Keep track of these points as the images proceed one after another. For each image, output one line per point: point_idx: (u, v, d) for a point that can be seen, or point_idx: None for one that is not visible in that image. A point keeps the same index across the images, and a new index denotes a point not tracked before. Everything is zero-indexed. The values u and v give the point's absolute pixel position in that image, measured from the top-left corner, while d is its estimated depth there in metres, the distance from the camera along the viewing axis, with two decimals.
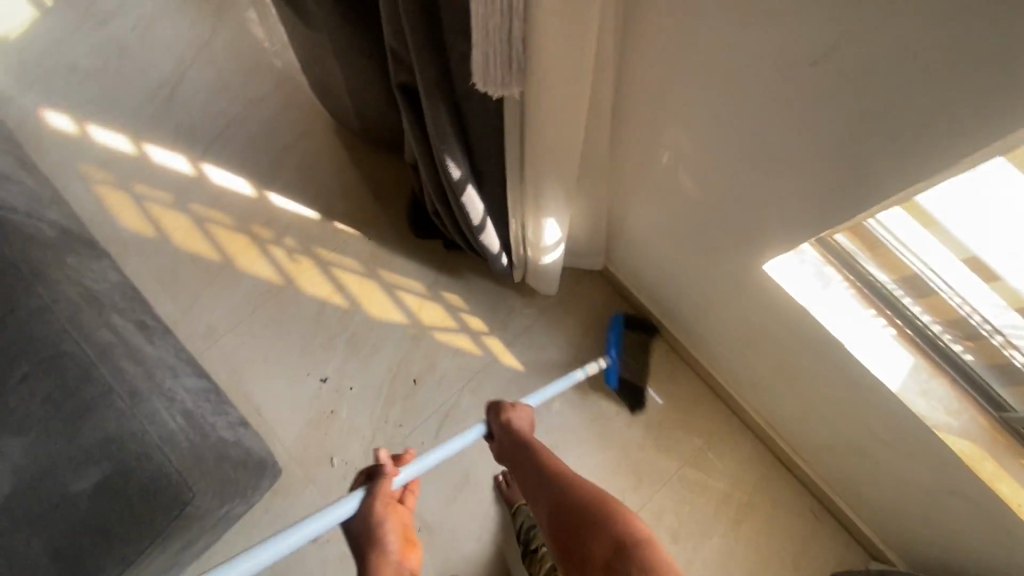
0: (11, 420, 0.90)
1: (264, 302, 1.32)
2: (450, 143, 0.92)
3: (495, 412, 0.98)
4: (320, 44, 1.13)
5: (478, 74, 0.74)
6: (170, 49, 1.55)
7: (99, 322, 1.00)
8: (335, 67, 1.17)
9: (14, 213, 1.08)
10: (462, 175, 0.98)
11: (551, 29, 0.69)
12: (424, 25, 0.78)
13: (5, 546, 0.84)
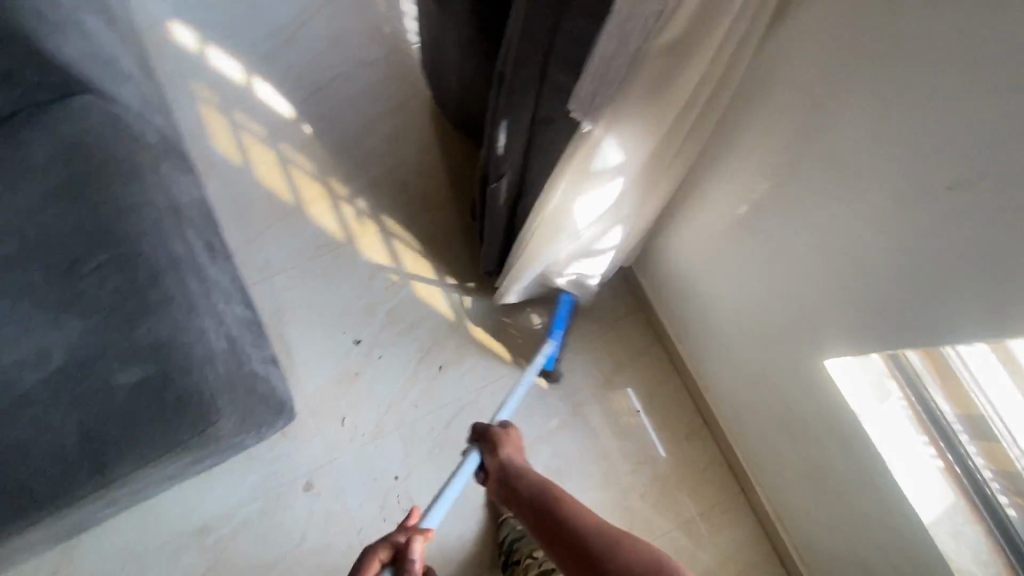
0: (77, 301, 0.95)
1: (322, 253, 1.36)
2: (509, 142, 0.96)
3: (488, 450, 1.01)
4: (443, 27, 1.13)
5: (578, 105, 0.80)
6: None
7: (177, 233, 1.05)
8: (451, 52, 1.17)
9: (129, 112, 1.15)
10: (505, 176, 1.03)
11: (656, 72, 0.76)
12: (538, 46, 0.80)
13: (42, 414, 0.89)
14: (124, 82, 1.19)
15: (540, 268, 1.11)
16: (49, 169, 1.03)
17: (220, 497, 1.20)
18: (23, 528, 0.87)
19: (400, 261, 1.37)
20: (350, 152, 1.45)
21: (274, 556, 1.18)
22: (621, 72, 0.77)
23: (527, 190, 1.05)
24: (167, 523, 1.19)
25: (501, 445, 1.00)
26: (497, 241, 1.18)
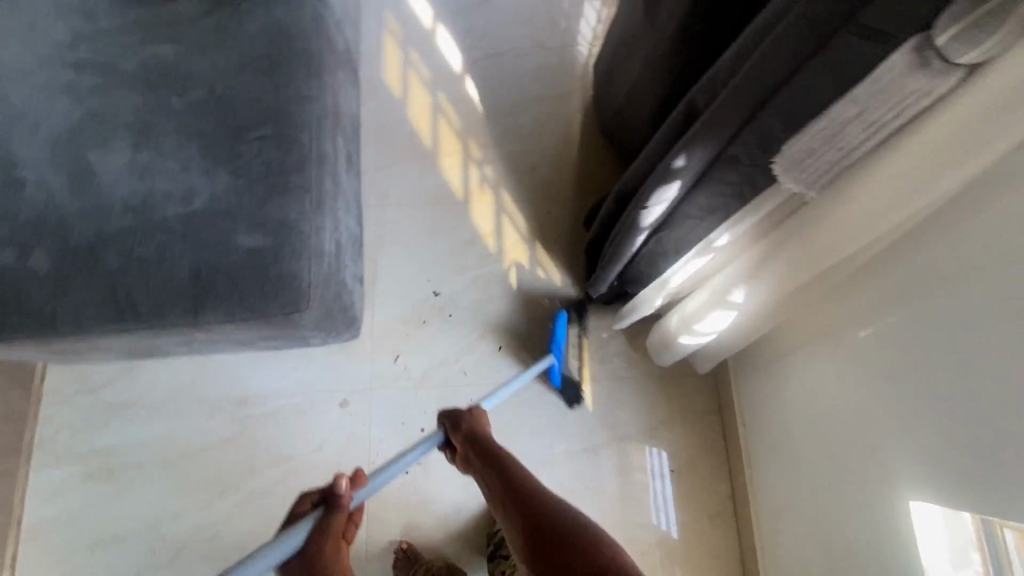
0: (232, 159, 1.04)
1: (438, 202, 1.42)
2: (668, 189, 0.87)
3: (452, 423, 0.86)
4: (638, 34, 1.08)
5: (782, 163, 0.71)
6: None
7: (330, 134, 1.13)
8: (635, 61, 1.11)
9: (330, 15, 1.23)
10: (649, 217, 0.94)
11: (891, 168, 0.63)
12: (754, 95, 0.69)
13: (170, 241, 0.98)
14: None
15: (677, 328, 1.07)
16: (251, 40, 1.13)
17: (267, 378, 1.28)
18: (117, 331, 0.97)
19: (503, 238, 1.40)
20: (497, 121, 1.49)
21: (291, 450, 1.25)
22: (852, 148, 0.65)
23: (666, 229, 0.97)
24: (216, 381, 1.28)
25: (461, 422, 0.86)
26: (608, 273, 1.11)
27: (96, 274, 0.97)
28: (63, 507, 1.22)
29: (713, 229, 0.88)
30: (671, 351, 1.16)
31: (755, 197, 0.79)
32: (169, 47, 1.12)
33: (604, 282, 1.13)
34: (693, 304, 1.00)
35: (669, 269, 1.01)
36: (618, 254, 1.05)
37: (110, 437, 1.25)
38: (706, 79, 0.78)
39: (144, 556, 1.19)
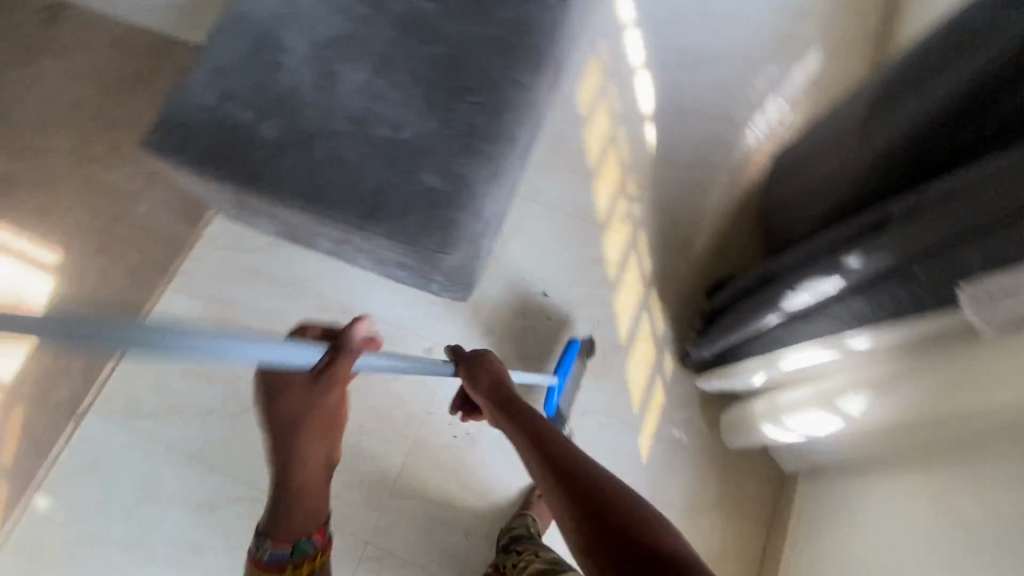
0: (446, 110, 1.17)
1: (579, 218, 1.50)
2: (826, 284, 0.88)
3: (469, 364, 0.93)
4: (849, 133, 1.07)
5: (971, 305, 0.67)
6: (735, 27, 1.69)
7: (529, 125, 1.22)
8: (835, 159, 1.11)
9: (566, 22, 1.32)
10: (793, 302, 0.96)
11: None
12: (959, 231, 0.68)
13: (370, 156, 1.13)
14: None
15: (767, 416, 1.13)
16: (497, 17, 1.23)
17: (376, 302, 1.43)
18: (300, 208, 1.12)
19: (624, 273, 1.46)
20: (661, 169, 1.56)
21: None
22: None
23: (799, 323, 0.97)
24: (335, 286, 1.43)
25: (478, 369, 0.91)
26: (727, 335, 1.14)
27: (304, 157, 1.14)
28: (177, 331, 1.40)
29: (851, 329, 0.88)
30: (746, 434, 1.22)
31: (916, 317, 0.78)
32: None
33: (719, 343, 1.17)
34: (797, 400, 1.05)
35: (781, 357, 1.04)
36: (746, 322, 1.08)
37: (235, 291, 1.43)
38: (915, 195, 0.76)
39: (219, 399, 1.35)
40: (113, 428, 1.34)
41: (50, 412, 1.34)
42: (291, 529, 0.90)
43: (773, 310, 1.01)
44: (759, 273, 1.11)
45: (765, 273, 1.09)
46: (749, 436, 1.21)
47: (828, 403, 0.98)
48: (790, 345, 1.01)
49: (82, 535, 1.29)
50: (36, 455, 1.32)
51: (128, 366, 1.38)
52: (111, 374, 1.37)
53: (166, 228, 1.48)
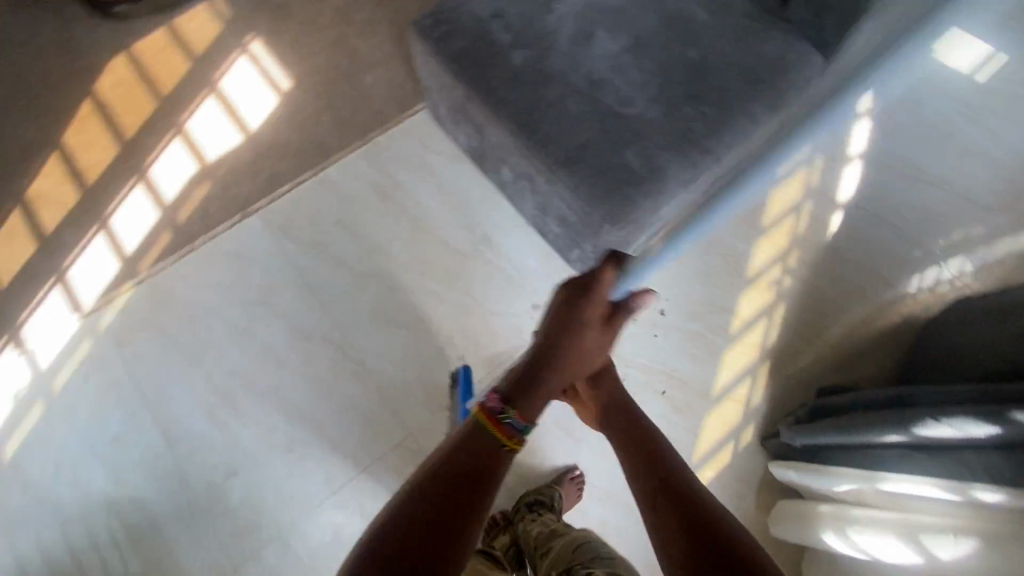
0: (675, 107, 1.20)
1: (728, 265, 1.50)
2: (991, 424, 0.87)
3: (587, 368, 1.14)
4: None
5: None
6: (973, 164, 1.59)
7: (737, 154, 1.24)
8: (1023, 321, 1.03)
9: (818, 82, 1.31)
10: (935, 429, 0.93)
11: None
12: None
13: (588, 115, 1.19)
14: (839, 71, 1.36)
15: (838, 523, 1.07)
16: (759, 51, 1.26)
17: (515, 244, 1.51)
18: (511, 132, 1.21)
19: (745, 333, 1.45)
20: (829, 261, 1.52)
21: (481, 301, 1.46)
22: None
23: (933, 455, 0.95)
24: (488, 214, 1.54)
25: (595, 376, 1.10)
26: (830, 436, 1.09)
27: (534, 91, 1.22)
28: (348, 187, 1.56)
29: (992, 484, 0.86)
30: (803, 532, 1.17)
31: None
32: (705, 7, 1.30)
33: (819, 439, 1.12)
34: (881, 525, 1.00)
35: (886, 479, 0.99)
36: (859, 431, 1.04)
37: (408, 179, 1.57)
38: None
39: (354, 257, 1.49)
40: (265, 236, 1.50)
41: (229, 202, 1.54)
42: (522, 401, 0.95)
43: (905, 430, 0.97)
44: (893, 394, 1.08)
45: (905, 395, 1.06)
46: (804, 533, 1.16)
47: (917, 539, 0.94)
48: (906, 470, 0.98)
49: (198, 306, 1.43)
50: (201, 228, 1.51)
51: (299, 194, 1.55)
52: (286, 195, 1.55)
53: (380, 102, 1.64)
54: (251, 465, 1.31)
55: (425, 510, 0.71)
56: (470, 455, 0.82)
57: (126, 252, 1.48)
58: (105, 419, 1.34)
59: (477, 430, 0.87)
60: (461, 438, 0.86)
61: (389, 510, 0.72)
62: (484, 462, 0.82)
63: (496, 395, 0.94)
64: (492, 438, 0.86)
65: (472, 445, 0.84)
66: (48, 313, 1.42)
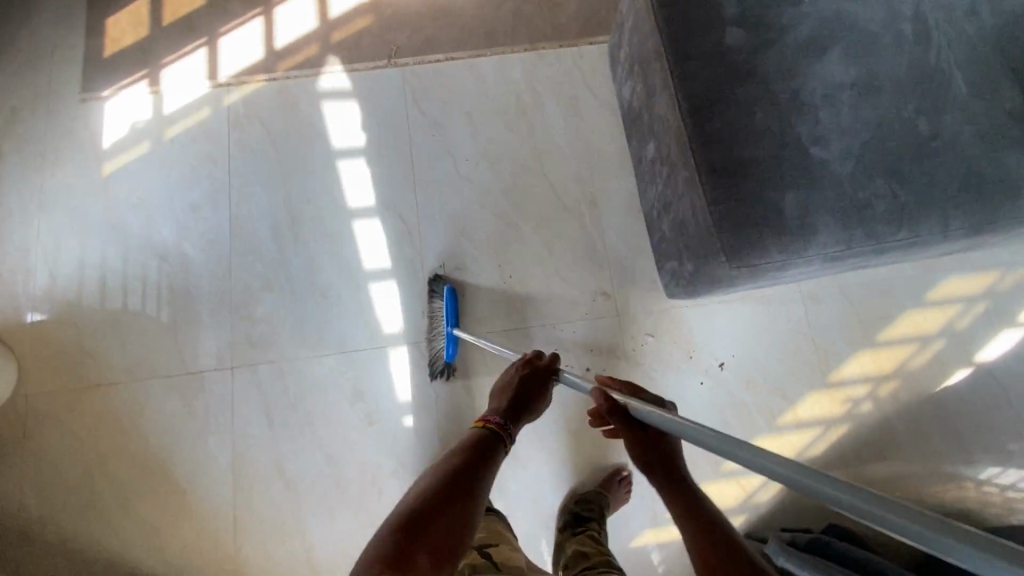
0: (868, 172, 1.03)
1: (814, 356, 1.35)
2: None
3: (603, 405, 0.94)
4: None
5: None
6: None
7: (901, 253, 1.07)
8: None
9: None
10: None
11: None
12: None
13: (769, 133, 1.04)
14: None
15: None
16: (999, 161, 1.04)
17: (617, 224, 1.42)
18: (680, 110, 1.08)
19: (791, 432, 1.32)
20: (924, 410, 1.33)
21: (556, 258, 1.40)
22: None
23: None
24: (608, 181, 1.45)
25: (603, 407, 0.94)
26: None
27: (729, 79, 1.07)
28: (494, 85, 1.50)
29: None
30: None
31: None
32: (968, 81, 1.08)
33: (803, 571, 1.02)
34: None
35: None
36: None
37: (552, 107, 1.49)
38: None
39: (465, 155, 1.45)
40: (397, 93, 1.48)
41: (381, 45, 1.50)
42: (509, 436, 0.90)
43: None
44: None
45: None
46: None
47: None
48: None
49: (310, 127, 1.45)
50: (346, 57, 1.50)
51: (446, 69, 1.50)
52: (434, 63, 1.50)
53: (566, 18, 1.53)
54: (286, 289, 1.35)
55: (443, 491, 0.71)
56: (470, 449, 0.82)
57: (275, 47, 1.50)
58: (192, 185, 1.42)
59: (483, 434, 0.86)
60: (464, 442, 0.84)
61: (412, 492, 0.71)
62: (483, 456, 0.81)
63: (496, 416, 0.93)
64: (497, 442, 0.86)
65: (476, 444, 0.83)
66: (188, 67, 1.48)
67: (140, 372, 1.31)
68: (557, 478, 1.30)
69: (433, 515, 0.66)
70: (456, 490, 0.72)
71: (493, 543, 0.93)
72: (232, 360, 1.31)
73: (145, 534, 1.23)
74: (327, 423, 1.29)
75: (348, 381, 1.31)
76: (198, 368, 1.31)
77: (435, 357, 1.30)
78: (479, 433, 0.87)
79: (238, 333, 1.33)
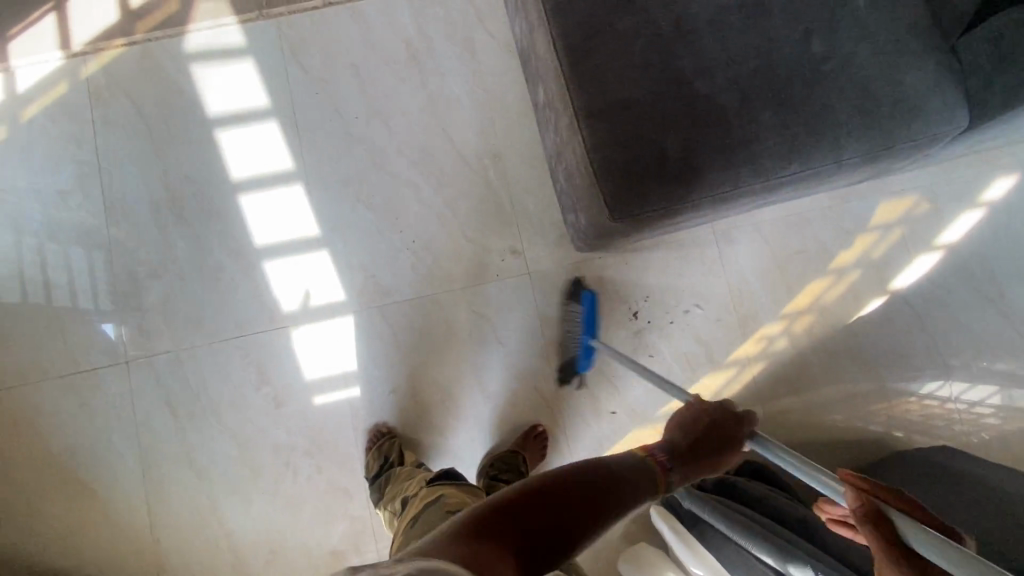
0: (754, 103, 0.95)
1: (731, 296, 1.32)
2: None
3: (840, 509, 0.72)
4: None
5: None
6: None
7: (796, 185, 1.01)
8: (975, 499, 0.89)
9: (943, 142, 1.04)
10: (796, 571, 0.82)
11: None
12: None
13: (648, 67, 0.96)
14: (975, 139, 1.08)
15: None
16: (895, 79, 0.98)
17: (523, 176, 1.34)
18: (556, 48, 0.97)
19: (708, 374, 1.31)
20: (840, 341, 1.33)
21: (460, 216, 1.33)
22: None
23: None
24: (511, 130, 1.35)
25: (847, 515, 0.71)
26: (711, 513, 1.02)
27: (605, 6, 0.97)
28: (380, 31, 1.36)
29: None
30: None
31: None
32: None
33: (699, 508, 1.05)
34: None
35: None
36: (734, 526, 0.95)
37: (446, 51, 1.37)
38: None
39: (354, 114, 1.34)
40: (273, 49, 1.34)
41: None
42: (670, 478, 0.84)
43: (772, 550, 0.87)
44: None
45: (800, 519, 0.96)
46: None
47: None
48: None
49: (181, 95, 1.32)
50: (212, 10, 1.34)
51: (326, 17, 1.36)
52: (312, 11, 1.36)
53: None
54: (174, 275, 1.28)
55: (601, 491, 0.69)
56: (626, 470, 0.77)
57: (130, 6, 1.34)
58: (58, 171, 1.30)
59: (646, 465, 0.82)
60: (626, 461, 0.81)
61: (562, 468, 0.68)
62: (636, 487, 0.76)
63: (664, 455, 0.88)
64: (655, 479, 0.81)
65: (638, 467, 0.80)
66: (35, 36, 1.32)
67: (29, 374, 1.25)
68: (475, 443, 1.29)
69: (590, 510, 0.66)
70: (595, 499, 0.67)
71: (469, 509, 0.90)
72: (126, 355, 1.26)
73: (55, 535, 1.21)
74: (235, 410, 1.25)
75: (251, 365, 1.27)
76: (89, 366, 1.25)
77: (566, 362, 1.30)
78: (643, 463, 0.83)
79: (129, 325, 1.26)
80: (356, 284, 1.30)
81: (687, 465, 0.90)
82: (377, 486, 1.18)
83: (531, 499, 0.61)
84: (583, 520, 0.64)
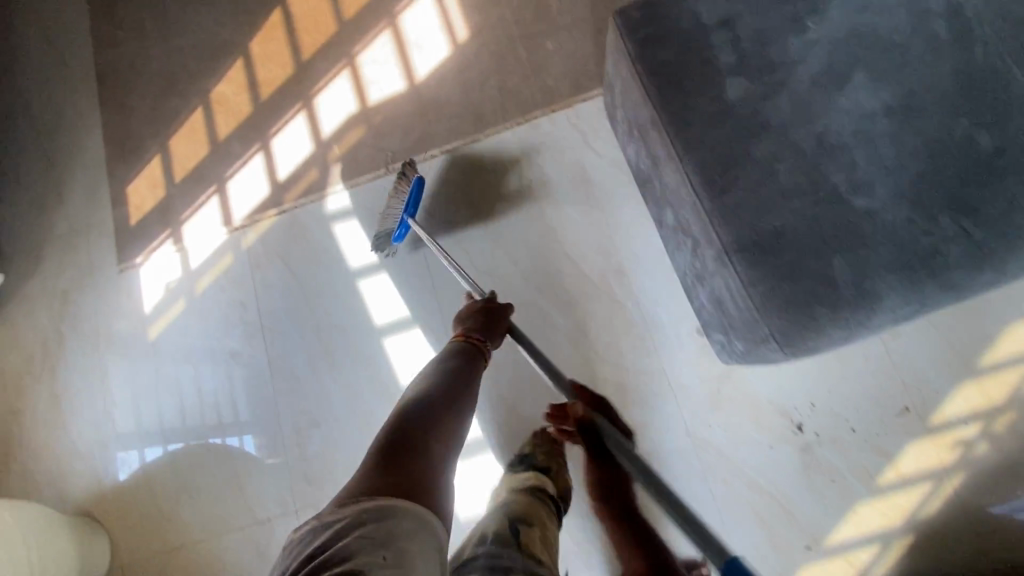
0: (927, 214, 0.87)
1: (908, 397, 1.18)
2: None
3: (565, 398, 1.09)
4: None
5: None
6: None
7: (992, 290, 0.90)
8: None
9: None
10: None
11: None
12: None
13: (797, 190, 0.91)
14: None
15: None
16: None
17: (651, 290, 1.32)
18: (692, 184, 0.96)
19: (897, 490, 1.15)
20: None
21: (590, 336, 1.32)
22: None
23: None
24: (631, 244, 1.35)
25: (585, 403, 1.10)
26: None
27: (736, 136, 0.95)
28: (495, 169, 1.44)
29: None
30: None
31: None
32: None
33: None
34: None
35: None
36: None
37: (558, 176, 1.41)
38: None
39: (479, 249, 1.40)
40: None
41: (377, 153, 1.50)
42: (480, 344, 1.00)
43: None
44: None
45: None
46: None
47: None
48: None
49: (326, 252, 1.46)
50: (345, 174, 1.50)
51: (444, 163, 1.47)
52: (431, 160, 1.47)
53: (554, 79, 1.47)
54: (332, 422, 1.38)
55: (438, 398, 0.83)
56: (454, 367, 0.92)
57: (278, 179, 1.53)
58: (228, 334, 1.46)
59: (460, 347, 0.97)
60: (444, 356, 0.96)
61: (417, 386, 0.87)
62: (466, 370, 0.92)
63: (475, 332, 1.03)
64: (473, 356, 0.97)
65: (455, 356, 0.95)
66: (205, 217, 1.54)
67: (215, 528, 1.36)
68: None
69: (431, 415, 0.79)
70: (450, 407, 0.83)
71: (527, 522, 0.93)
72: (294, 502, 1.35)
73: None
74: None
75: None
76: (266, 516, 1.35)
77: (386, 231, 1.36)
78: (457, 348, 0.97)
79: (295, 473, 1.36)
80: (497, 413, 1.33)
81: (494, 330, 1.06)
82: (515, 463, 1.18)
83: (387, 453, 0.72)
84: (449, 444, 0.78)
